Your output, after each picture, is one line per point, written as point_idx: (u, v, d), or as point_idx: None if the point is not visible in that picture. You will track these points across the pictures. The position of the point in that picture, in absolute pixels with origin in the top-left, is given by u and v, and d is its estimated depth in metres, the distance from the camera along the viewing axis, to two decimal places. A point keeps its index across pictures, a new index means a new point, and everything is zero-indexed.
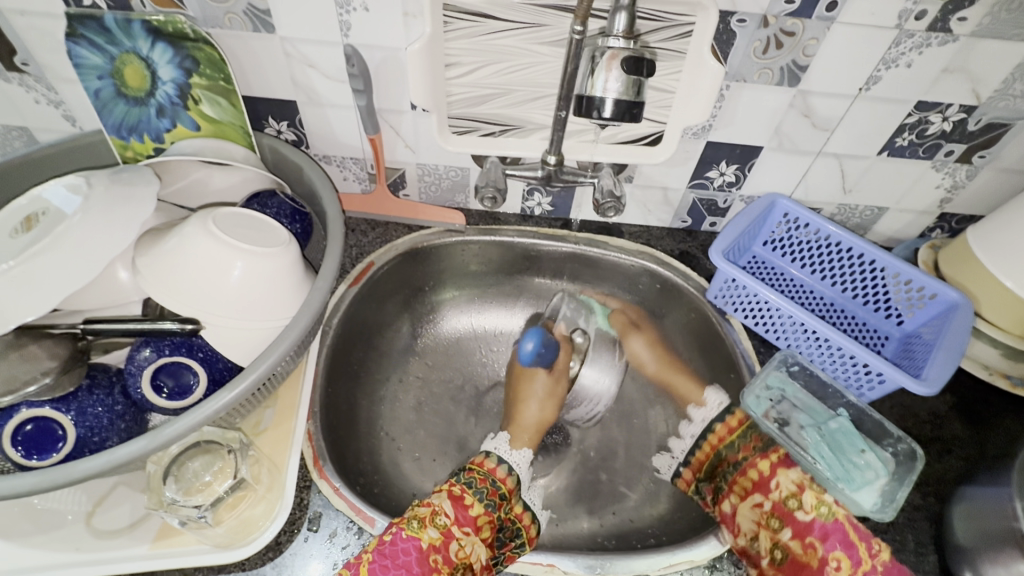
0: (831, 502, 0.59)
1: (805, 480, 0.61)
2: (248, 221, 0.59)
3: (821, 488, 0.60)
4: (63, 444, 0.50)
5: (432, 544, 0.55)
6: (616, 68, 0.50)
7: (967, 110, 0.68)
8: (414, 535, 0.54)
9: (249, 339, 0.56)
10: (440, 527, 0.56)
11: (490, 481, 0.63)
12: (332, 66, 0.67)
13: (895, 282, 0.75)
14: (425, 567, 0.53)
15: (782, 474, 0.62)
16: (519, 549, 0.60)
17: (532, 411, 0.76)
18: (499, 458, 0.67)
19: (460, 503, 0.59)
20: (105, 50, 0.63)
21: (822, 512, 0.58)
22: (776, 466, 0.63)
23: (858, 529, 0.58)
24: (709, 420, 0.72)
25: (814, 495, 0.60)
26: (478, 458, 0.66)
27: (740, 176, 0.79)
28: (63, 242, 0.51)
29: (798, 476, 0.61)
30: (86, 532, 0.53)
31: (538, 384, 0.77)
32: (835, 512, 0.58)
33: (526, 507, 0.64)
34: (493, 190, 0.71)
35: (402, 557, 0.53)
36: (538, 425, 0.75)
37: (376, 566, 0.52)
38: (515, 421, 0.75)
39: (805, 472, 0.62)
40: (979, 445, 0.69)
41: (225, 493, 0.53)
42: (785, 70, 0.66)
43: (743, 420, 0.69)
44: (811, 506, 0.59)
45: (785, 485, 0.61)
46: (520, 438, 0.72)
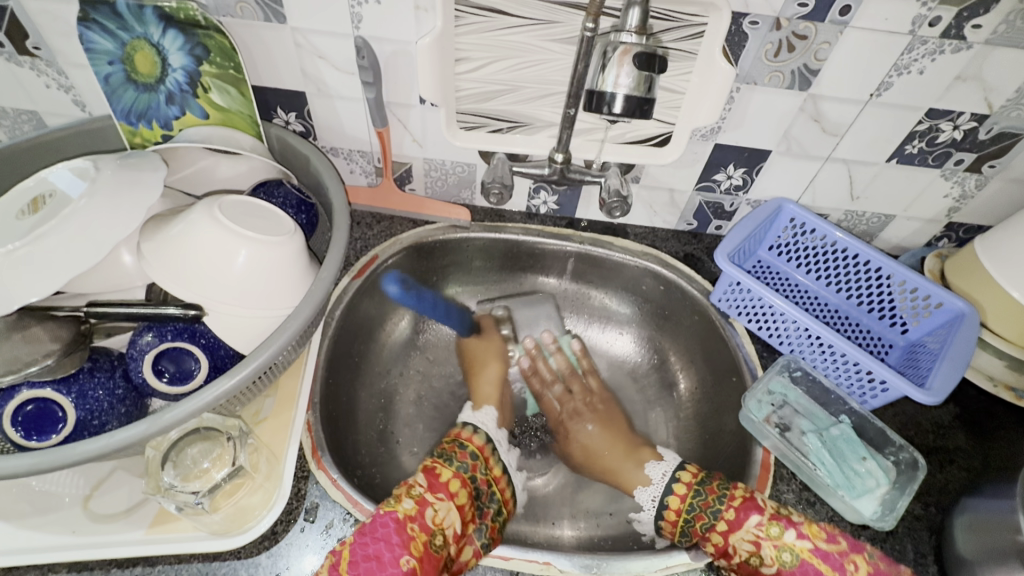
0: (792, 545, 0.57)
1: (761, 533, 0.57)
2: (254, 209, 0.59)
3: (779, 535, 0.57)
4: (62, 426, 0.50)
5: (408, 514, 0.56)
6: (627, 64, 0.50)
7: (978, 119, 0.67)
8: (391, 509, 0.55)
9: (252, 327, 0.56)
10: (416, 497, 0.58)
11: (460, 447, 0.66)
12: (342, 57, 0.67)
13: (901, 290, 0.75)
14: (403, 536, 0.54)
15: (737, 537, 0.58)
16: (498, 518, 0.62)
17: (488, 374, 0.81)
18: (475, 428, 0.70)
19: (433, 473, 0.61)
20: (116, 35, 0.63)
21: (786, 560, 0.57)
22: (728, 531, 0.59)
23: (827, 559, 0.56)
24: (660, 497, 0.67)
25: (773, 544, 0.57)
26: (454, 430, 0.70)
27: (747, 180, 0.79)
28: (69, 224, 0.51)
29: (753, 533, 0.58)
30: (83, 515, 0.53)
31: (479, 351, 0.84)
32: (798, 554, 0.56)
33: (503, 471, 0.68)
34: (500, 186, 0.70)
35: (380, 531, 0.53)
36: (493, 382, 0.80)
37: (356, 546, 0.52)
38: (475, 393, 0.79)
39: (758, 527, 0.58)
40: (983, 457, 0.68)
41: (222, 480, 0.53)
42: (797, 73, 0.65)
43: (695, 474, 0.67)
44: (773, 558, 0.57)
45: (743, 547, 0.58)
46: (483, 399, 0.77)
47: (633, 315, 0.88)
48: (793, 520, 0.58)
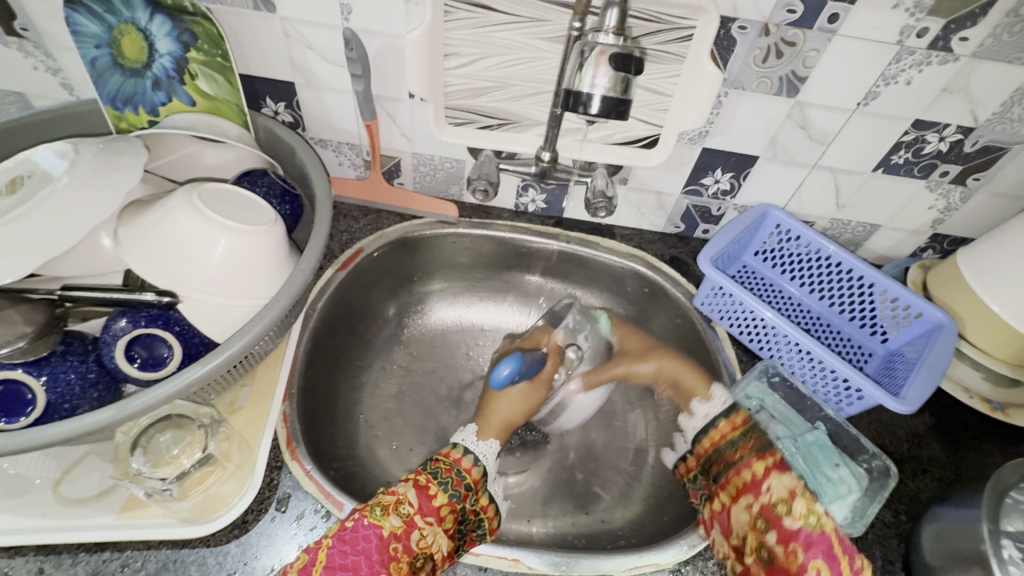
0: (822, 513, 0.56)
1: (799, 487, 0.58)
2: (235, 198, 0.59)
3: (813, 497, 0.57)
4: (31, 409, 0.50)
5: (393, 533, 0.54)
6: (604, 64, 0.50)
7: (964, 131, 0.68)
8: (376, 523, 0.54)
9: (229, 315, 0.56)
10: (403, 515, 0.55)
11: (456, 472, 0.62)
12: (332, 49, 0.67)
13: (882, 300, 0.75)
14: (384, 555, 0.53)
15: (775, 478, 0.60)
16: (479, 537, 0.60)
17: (503, 408, 0.73)
18: (467, 449, 0.66)
19: (424, 492, 0.58)
20: (103, 19, 0.62)
21: (810, 522, 0.56)
22: (769, 470, 0.61)
23: (844, 542, 0.55)
24: (714, 417, 0.69)
25: (805, 503, 0.57)
26: (446, 448, 0.66)
27: (734, 185, 0.79)
28: (47, 208, 0.51)
29: (792, 483, 0.59)
30: (52, 498, 0.53)
31: (517, 385, 0.75)
32: (824, 524, 0.55)
33: (491, 499, 0.63)
34: (486, 183, 0.70)
35: (361, 544, 0.52)
36: (508, 421, 0.72)
37: (334, 553, 0.51)
38: (485, 414, 0.73)
39: (799, 479, 0.59)
40: (956, 468, 0.69)
41: (191, 468, 0.53)
42: (784, 80, 0.65)
43: (747, 420, 0.67)
44: (800, 514, 0.57)
45: (775, 490, 0.59)
46: (488, 427, 0.71)
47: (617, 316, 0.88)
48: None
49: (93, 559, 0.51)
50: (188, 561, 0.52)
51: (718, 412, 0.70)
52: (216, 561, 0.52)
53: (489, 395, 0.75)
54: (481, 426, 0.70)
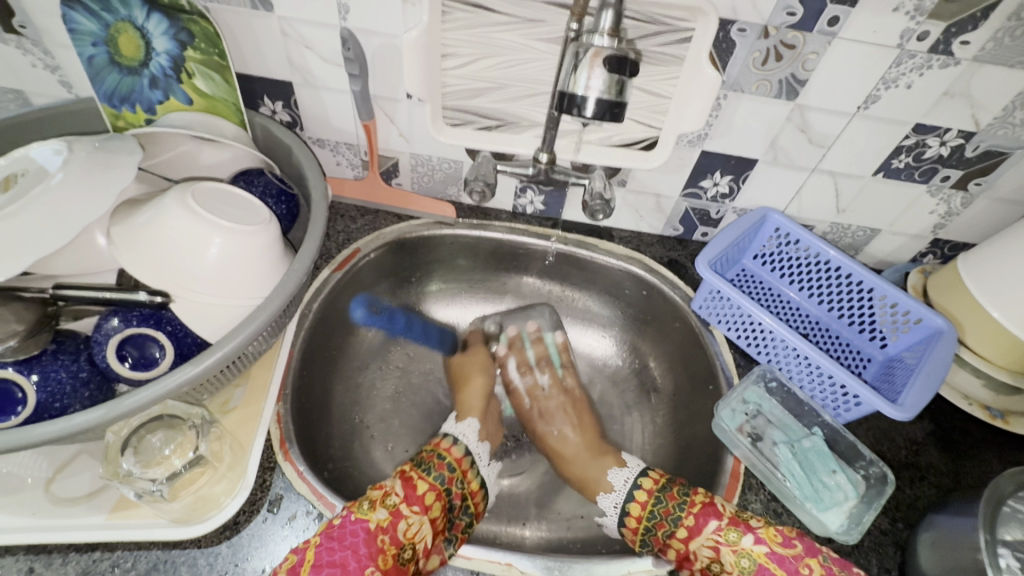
0: (750, 550, 0.56)
1: (721, 537, 0.57)
2: (229, 197, 0.59)
3: (736, 540, 0.57)
4: (22, 408, 0.50)
5: (380, 525, 0.54)
6: (598, 66, 0.49)
7: (965, 136, 0.67)
8: (363, 517, 0.54)
9: (221, 314, 0.56)
10: (389, 507, 0.56)
11: (438, 457, 0.65)
12: (330, 49, 0.67)
13: (882, 305, 0.74)
14: (372, 548, 0.53)
15: (696, 542, 0.58)
16: (468, 530, 0.61)
17: (475, 390, 0.79)
18: (456, 439, 0.68)
19: (409, 483, 0.59)
20: (100, 17, 0.62)
21: (744, 566, 0.56)
22: (688, 538, 0.58)
23: (785, 564, 0.55)
24: (629, 490, 0.67)
25: (732, 551, 0.57)
26: (434, 439, 0.69)
27: (733, 188, 0.79)
28: (40, 205, 0.51)
29: (712, 538, 0.57)
30: (44, 497, 0.53)
31: (472, 366, 0.83)
32: (756, 559, 0.56)
33: (481, 485, 0.67)
34: (482, 185, 0.70)
35: (349, 539, 0.52)
36: (480, 396, 0.78)
37: (321, 550, 0.51)
38: (461, 404, 0.77)
39: (716, 531, 0.57)
40: (954, 475, 0.68)
41: (182, 469, 0.53)
42: (784, 83, 0.65)
43: (660, 477, 0.67)
44: (732, 564, 0.57)
45: (703, 553, 0.57)
46: (467, 411, 0.75)
47: (614, 319, 0.88)
48: (751, 525, 0.57)
49: (84, 558, 0.51)
50: (179, 562, 0.51)
51: (635, 476, 0.68)
52: (207, 562, 0.52)
53: (459, 385, 0.81)
54: (458, 412, 0.75)
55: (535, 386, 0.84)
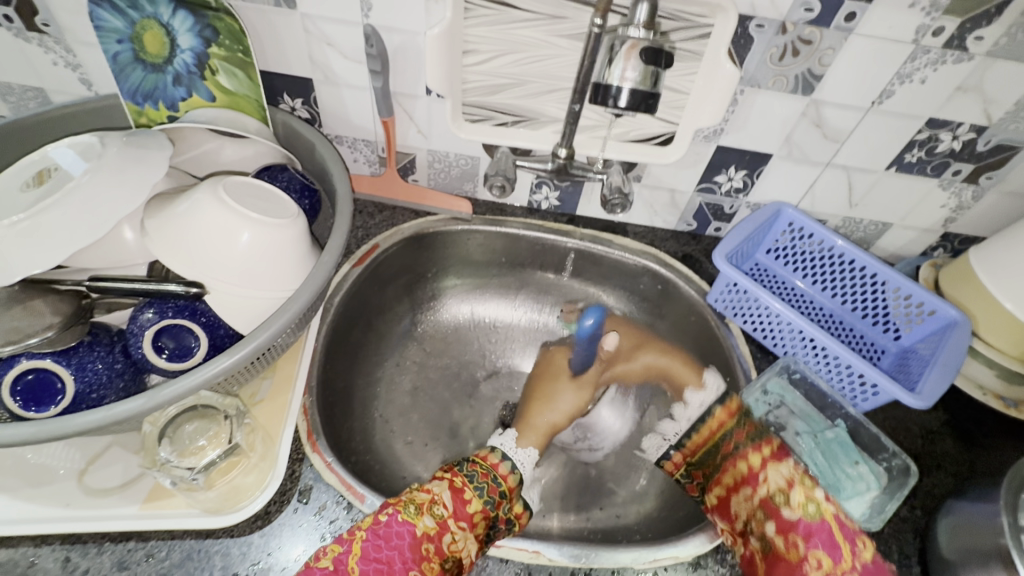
0: (819, 500, 0.61)
1: (796, 476, 0.63)
2: (258, 191, 0.59)
3: (811, 486, 0.62)
4: (61, 398, 0.50)
5: (426, 532, 0.55)
6: (635, 58, 0.50)
7: (977, 130, 0.68)
8: (410, 521, 0.55)
9: (252, 306, 0.56)
10: (437, 517, 0.57)
11: (492, 478, 0.64)
12: (351, 46, 0.68)
13: (895, 297, 0.75)
14: (416, 554, 0.54)
15: (773, 469, 0.64)
16: (507, 529, 0.61)
17: (547, 415, 0.77)
18: (504, 456, 0.68)
19: (459, 497, 0.59)
20: (126, 14, 0.63)
21: (808, 511, 0.61)
22: (767, 461, 0.65)
23: (844, 527, 0.60)
24: (710, 405, 0.73)
25: (803, 493, 0.62)
26: (484, 452, 0.67)
27: (747, 183, 0.80)
28: (72, 198, 0.52)
29: (789, 473, 0.64)
30: (78, 488, 0.54)
31: (563, 392, 0.80)
32: (822, 512, 0.60)
33: (525, 506, 0.65)
34: (503, 179, 0.71)
35: (395, 541, 0.53)
36: (553, 424, 0.77)
37: (369, 547, 0.52)
38: (524, 419, 0.77)
39: (796, 468, 0.64)
40: (970, 463, 0.69)
41: (217, 459, 0.53)
42: (800, 78, 0.66)
43: (740, 407, 0.70)
44: (798, 504, 0.62)
45: (775, 480, 0.64)
46: (527, 433, 0.75)
47: (628, 313, 0.89)
48: (824, 480, 0.63)
49: (119, 548, 0.51)
50: (213, 551, 0.52)
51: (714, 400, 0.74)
52: (240, 552, 0.52)
53: (534, 401, 0.79)
54: (521, 433, 0.74)
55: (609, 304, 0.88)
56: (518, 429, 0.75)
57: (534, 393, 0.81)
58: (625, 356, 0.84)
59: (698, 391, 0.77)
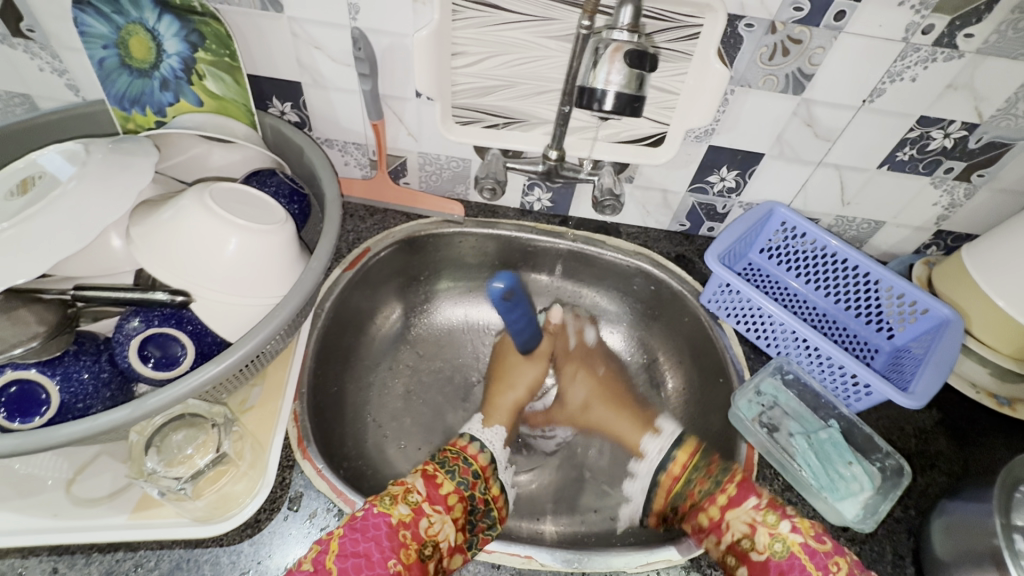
0: (785, 536, 0.58)
1: (756, 517, 0.59)
2: (244, 197, 0.59)
3: (773, 522, 0.59)
4: (46, 409, 0.50)
5: (402, 520, 0.55)
6: (618, 61, 0.50)
7: (969, 128, 0.68)
8: (385, 511, 0.55)
9: (240, 313, 0.56)
10: (412, 504, 0.57)
11: (463, 460, 0.66)
12: (339, 49, 0.67)
13: (888, 295, 0.75)
14: (394, 541, 0.54)
15: (733, 513, 0.60)
16: (490, 531, 0.62)
17: (509, 395, 0.79)
18: (482, 445, 0.70)
19: (433, 482, 0.61)
20: (111, 19, 0.62)
21: (776, 550, 0.58)
22: (725, 508, 0.61)
23: (815, 557, 0.56)
24: (665, 457, 0.72)
25: (766, 531, 0.59)
26: (457, 439, 0.70)
27: (740, 182, 0.80)
28: (56, 206, 0.51)
29: (750, 514, 0.60)
30: (65, 498, 0.53)
31: (523, 373, 0.82)
32: (789, 547, 0.57)
33: (501, 489, 0.68)
34: (493, 182, 0.70)
35: (372, 531, 0.53)
36: (515, 400, 0.79)
37: (346, 541, 0.52)
38: (491, 401, 0.78)
39: (755, 508, 0.60)
40: (964, 462, 0.69)
41: (205, 467, 0.53)
42: (791, 77, 0.66)
43: (695, 450, 0.70)
44: (765, 545, 0.58)
45: (737, 525, 0.60)
46: (493, 415, 0.76)
47: (621, 314, 0.89)
48: (789, 512, 0.60)
49: (107, 559, 0.51)
50: (202, 560, 0.52)
51: (670, 447, 0.72)
52: (230, 560, 0.52)
53: (497, 384, 0.81)
54: (489, 414, 0.76)
55: (580, 340, 0.86)
56: (484, 411, 0.76)
57: (496, 372, 0.83)
58: (577, 406, 0.82)
59: (653, 437, 0.74)
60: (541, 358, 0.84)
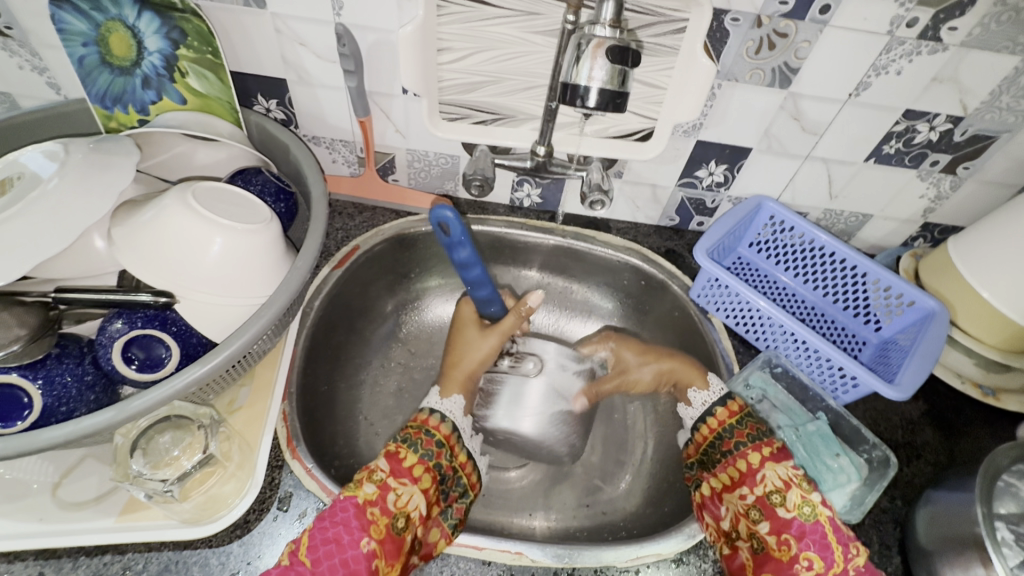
0: (816, 503, 0.57)
1: (794, 478, 0.59)
2: (228, 196, 0.58)
3: (808, 488, 0.58)
4: (28, 413, 0.49)
5: (368, 499, 0.55)
6: (601, 57, 0.50)
7: (954, 121, 0.68)
8: (352, 494, 0.55)
9: (226, 313, 0.56)
10: (377, 482, 0.57)
11: (425, 433, 0.63)
12: (324, 45, 0.66)
13: (875, 288, 0.76)
14: (363, 520, 0.53)
15: (772, 468, 0.60)
16: (464, 500, 0.62)
17: (466, 364, 0.73)
18: (443, 416, 0.66)
19: (394, 457, 0.59)
20: (90, 16, 0.61)
21: (803, 513, 0.57)
22: (765, 460, 0.61)
23: (837, 531, 0.55)
24: (710, 404, 0.68)
25: (800, 494, 0.58)
26: (417, 414, 0.66)
27: (729, 176, 0.80)
28: (35, 207, 0.51)
29: (788, 474, 0.59)
30: (51, 502, 0.53)
31: (473, 342, 0.75)
32: (817, 514, 0.56)
33: (470, 457, 0.66)
34: (481, 178, 0.70)
35: (340, 515, 0.53)
36: (472, 369, 0.73)
37: (315, 530, 0.52)
38: (447, 373, 0.72)
39: (794, 469, 0.59)
40: (950, 452, 0.70)
41: (192, 469, 0.53)
42: (777, 71, 0.66)
43: (742, 408, 0.67)
44: (794, 505, 0.57)
45: (771, 480, 0.59)
46: (451, 386, 0.71)
47: (612, 309, 0.89)
48: None
49: (95, 561, 0.51)
50: (191, 562, 0.52)
51: (713, 402, 0.68)
52: (219, 562, 0.52)
53: (451, 356, 0.75)
54: (444, 385, 0.71)
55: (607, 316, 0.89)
56: (441, 383, 0.71)
57: (451, 342, 0.76)
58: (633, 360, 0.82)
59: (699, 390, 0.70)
60: (500, 329, 0.76)
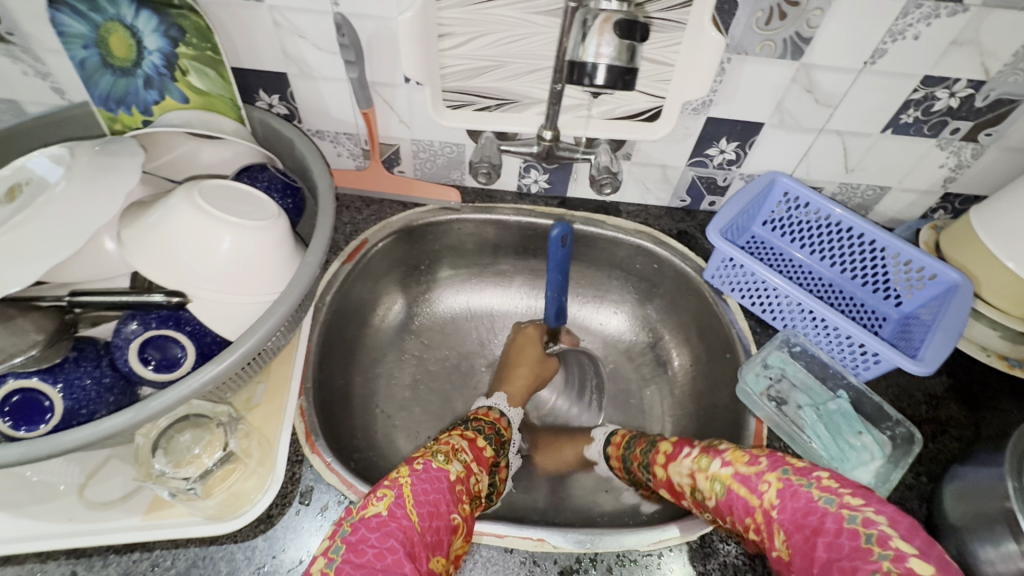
0: (718, 474, 0.57)
1: (694, 466, 0.60)
2: (235, 193, 0.58)
3: (706, 466, 0.58)
4: (50, 416, 0.50)
5: (459, 476, 0.58)
6: (608, 32, 0.49)
7: (975, 85, 0.66)
8: (443, 467, 0.58)
9: (238, 311, 0.56)
10: (463, 462, 0.60)
11: (495, 429, 0.71)
12: (323, 36, 0.65)
13: (895, 263, 0.74)
14: (454, 494, 0.56)
15: (674, 469, 0.62)
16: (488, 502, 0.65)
17: (528, 375, 0.81)
18: (492, 406, 0.75)
19: (477, 445, 0.65)
20: (88, 18, 0.61)
21: (717, 491, 0.57)
22: (665, 466, 0.63)
23: (746, 482, 0.55)
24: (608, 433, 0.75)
25: (703, 477, 0.58)
26: (484, 408, 0.74)
27: (740, 154, 0.78)
28: (44, 213, 0.51)
29: (687, 466, 0.61)
30: (79, 503, 0.54)
31: (534, 362, 0.83)
32: (724, 483, 0.56)
33: (507, 463, 0.70)
34: (488, 166, 0.69)
35: (438, 483, 0.55)
36: (530, 377, 0.81)
37: (417, 488, 0.54)
38: (512, 380, 0.80)
39: (688, 458, 0.61)
40: (976, 427, 0.69)
41: (213, 466, 0.53)
42: (788, 42, 0.64)
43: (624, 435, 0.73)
44: (708, 490, 0.58)
45: (680, 478, 0.61)
46: (515, 395, 0.79)
47: (624, 294, 0.88)
48: (719, 449, 0.59)
49: (124, 559, 0.52)
50: (217, 557, 0.52)
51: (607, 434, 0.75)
52: (245, 556, 0.53)
53: (517, 365, 0.82)
54: (510, 393, 0.79)
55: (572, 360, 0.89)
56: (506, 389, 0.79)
57: (518, 351, 0.84)
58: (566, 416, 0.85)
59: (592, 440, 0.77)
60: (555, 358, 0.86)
